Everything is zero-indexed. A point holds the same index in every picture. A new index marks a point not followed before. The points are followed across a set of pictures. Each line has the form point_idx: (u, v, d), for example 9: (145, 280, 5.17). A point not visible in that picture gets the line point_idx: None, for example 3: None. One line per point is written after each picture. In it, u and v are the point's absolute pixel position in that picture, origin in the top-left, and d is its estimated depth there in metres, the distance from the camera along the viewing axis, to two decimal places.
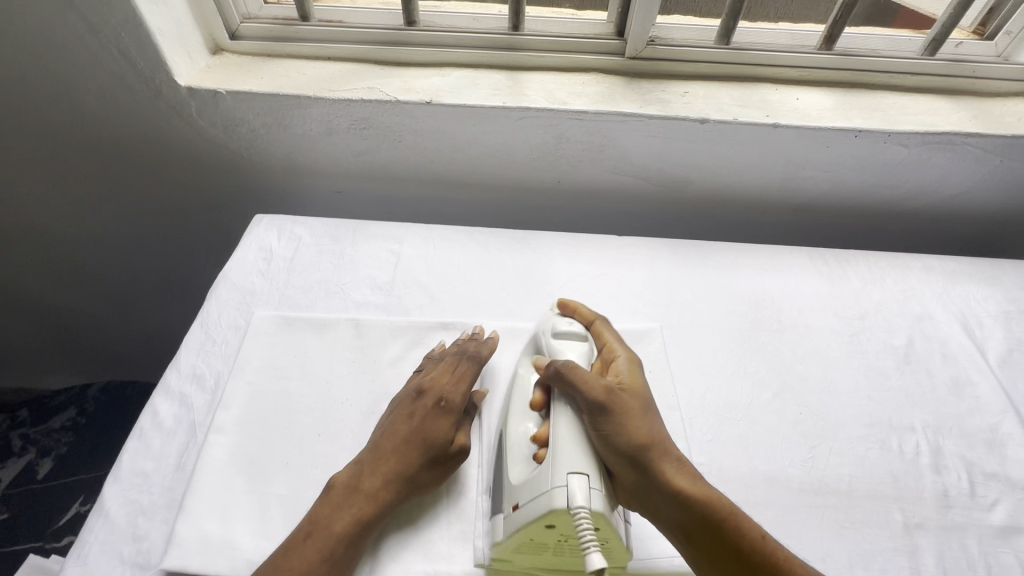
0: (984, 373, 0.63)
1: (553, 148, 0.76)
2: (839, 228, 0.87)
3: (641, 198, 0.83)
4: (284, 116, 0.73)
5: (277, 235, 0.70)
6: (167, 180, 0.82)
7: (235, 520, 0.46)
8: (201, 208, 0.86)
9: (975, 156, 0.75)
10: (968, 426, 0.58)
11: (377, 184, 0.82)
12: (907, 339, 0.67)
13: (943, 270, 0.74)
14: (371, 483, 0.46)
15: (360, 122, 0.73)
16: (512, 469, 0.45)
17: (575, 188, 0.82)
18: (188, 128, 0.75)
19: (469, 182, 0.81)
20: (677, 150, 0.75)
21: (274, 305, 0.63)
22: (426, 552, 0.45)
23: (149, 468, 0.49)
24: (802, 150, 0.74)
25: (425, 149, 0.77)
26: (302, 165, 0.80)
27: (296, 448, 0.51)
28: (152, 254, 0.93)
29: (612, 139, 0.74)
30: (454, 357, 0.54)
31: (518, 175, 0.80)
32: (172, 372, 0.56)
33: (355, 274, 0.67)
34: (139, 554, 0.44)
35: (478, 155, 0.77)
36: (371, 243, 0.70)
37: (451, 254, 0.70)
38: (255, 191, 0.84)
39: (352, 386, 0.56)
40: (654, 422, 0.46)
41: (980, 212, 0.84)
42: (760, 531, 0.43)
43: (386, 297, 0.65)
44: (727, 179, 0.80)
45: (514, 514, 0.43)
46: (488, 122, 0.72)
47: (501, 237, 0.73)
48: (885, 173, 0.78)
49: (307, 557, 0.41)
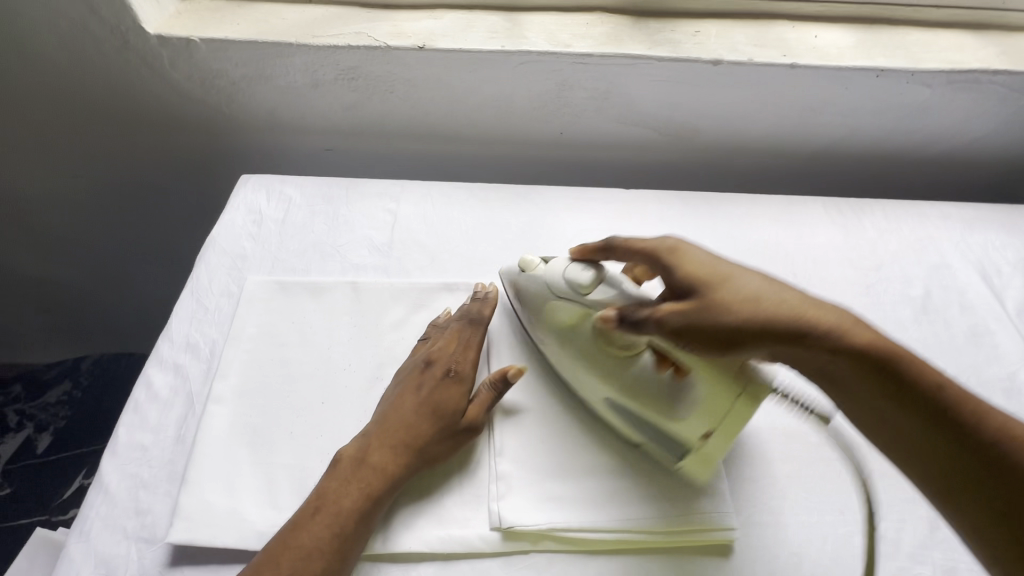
0: (1002, 321, 0.62)
1: (555, 97, 0.71)
2: (853, 178, 0.84)
3: (650, 149, 0.79)
4: (266, 65, 0.68)
5: (266, 196, 0.66)
6: (146, 141, 0.77)
7: (241, 490, 0.45)
8: (183, 171, 0.82)
9: (1000, 95, 0.71)
10: (985, 376, 0.57)
11: (370, 141, 0.78)
12: (925, 289, 0.65)
13: (961, 218, 0.72)
14: (380, 457, 0.44)
15: (348, 71, 0.68)
16: (666, 409, 0.45)
17: (579, 140, 0.77)
18: (161, 81, 0.70)
19: (468, 136, 0.77)
20: (687, 96, 0.71)
21: (268, 269, 0.60)
22: (440, 518, 0.45)
23: (147, 441, 0.47)
24: (819, 93, 0.70)
25: (421, 100, 0.72)
26: (290, 122, 0.75)
27: (299, 416, 0.49)
28: (135, 221, 0.89)
29: (619, 85, 0.69)
30: (460, 325, 0.53)
31: (519, 127, 0.75)
32: (164, 342, 0.53)
33: (351, 234, 0.64)
34: (143, 528, 0.43)
35: (477, 107, 0.73)
36: (367, 201, 0.67)
37: (453, 213, 0.67)
38: (239, 151, 0.79)
39: (353, 352, 0.53)
40: (758, 289, 0.41)
41: (1001, 155, 0.80)
42: (922, 373, 0.38)
43: (385, 258, 0.62)
44: (739, 128, 0.76)
45: (716, 435, 0.43)
46: (486, 68, 0.67)
47: (503, 194, 0.69)
48: (904, 117, 0.74)
49: (316, 533, 0.40)
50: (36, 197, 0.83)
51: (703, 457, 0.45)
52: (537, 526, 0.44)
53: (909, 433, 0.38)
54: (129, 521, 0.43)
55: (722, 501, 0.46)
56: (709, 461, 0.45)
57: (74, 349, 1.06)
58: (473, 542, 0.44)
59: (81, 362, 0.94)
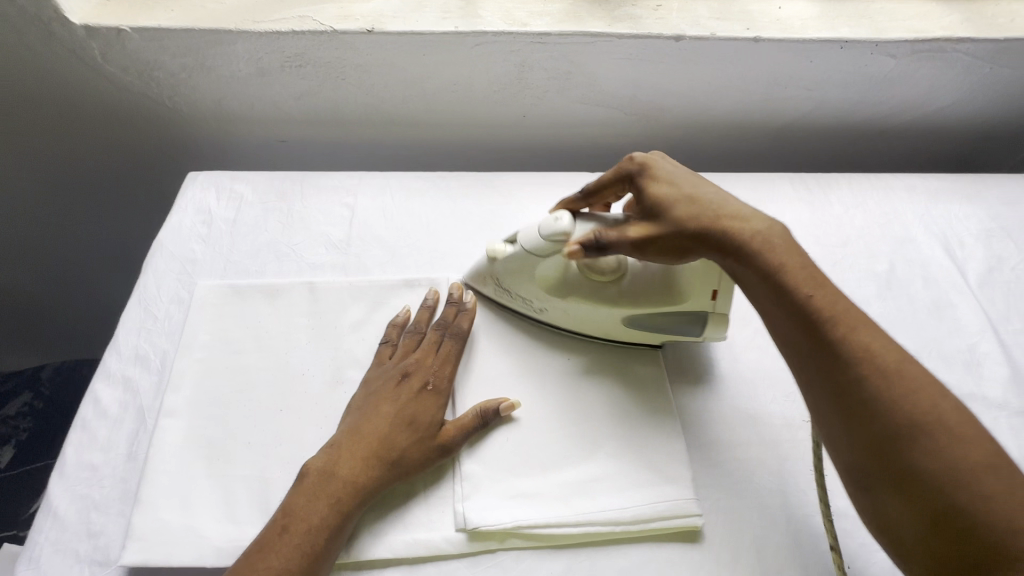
0: (962, 295, 0.76)
1: (516, 79, 0.77)
2: (819, 150, 0.92)
3: (623, 127, 0.85)
4: (204, 56, 0.75)
5: (218, 194, 0.78)
6: (91, 141, 0.88)
7: (196, 507, 0.54)
8: (135, 176, 0.94)
9: (965, 64, 0.78)
10: (947, 350, 0.72)
11: (328, 129, 0.86)
12: (889, 265, 0.80)
13: (926, 190, 0.87)
14: (349, 471, 0.53)
15: (294, 59, 0.75)
16: (678, 293, 0.60)
17: (540, 121, 0.84)
18: (103, 80, 0.79)
19: (432, 120, 0.84)
20: (648, 75, 0.77)
21: (221, 272, 0.71)
22: (407, 523, 0.55)
23: (98, 460, 0.58)
24: (782, 66, 0.76)
25: (403, 78, 0.77)
26: (259, 108, 0.83)
27: (258, 426, 0.58)
28: (90, 226, 1.00)
29: (580, 65, 0.75)
30: (437, 336, 0.62)
31: (481, 111, 0.82)
32: (114, 357, 0.64)
33: (312, 233, 0.75)
34: (96, 551, 0.53)
35: (435, 93, 0.79)
36: (322, 195, 0.78)
37: (414, 206, 0.77)
38: (186, 149, 0.91)
39: (311, 356, 0.63)
40: (704, 208, 0.55)
41: (959, 120, 0.88)
42: (806, 292, 0.50)
43: (344, 255, 0.73)
44: (706, 107, 0.83)
45: (719, 295, 0.60)
46: (438, 51, 0.73)
47: (469, 184, 0.80)
48: (867, 89, 0.81)
49: (287, 552, 0.48)
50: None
51: (718, 317, 0.62)
52: (502, 526, 0.54)
53: (799, 341, 0.50)
54: (85, 540, 0.53)
55: (642, 501, 0.56)
56: (723, 319, 0.62)
57: (37, 356, 1.14)
58: (438, 543, 0.54)
59: (38, 373, 0.94)
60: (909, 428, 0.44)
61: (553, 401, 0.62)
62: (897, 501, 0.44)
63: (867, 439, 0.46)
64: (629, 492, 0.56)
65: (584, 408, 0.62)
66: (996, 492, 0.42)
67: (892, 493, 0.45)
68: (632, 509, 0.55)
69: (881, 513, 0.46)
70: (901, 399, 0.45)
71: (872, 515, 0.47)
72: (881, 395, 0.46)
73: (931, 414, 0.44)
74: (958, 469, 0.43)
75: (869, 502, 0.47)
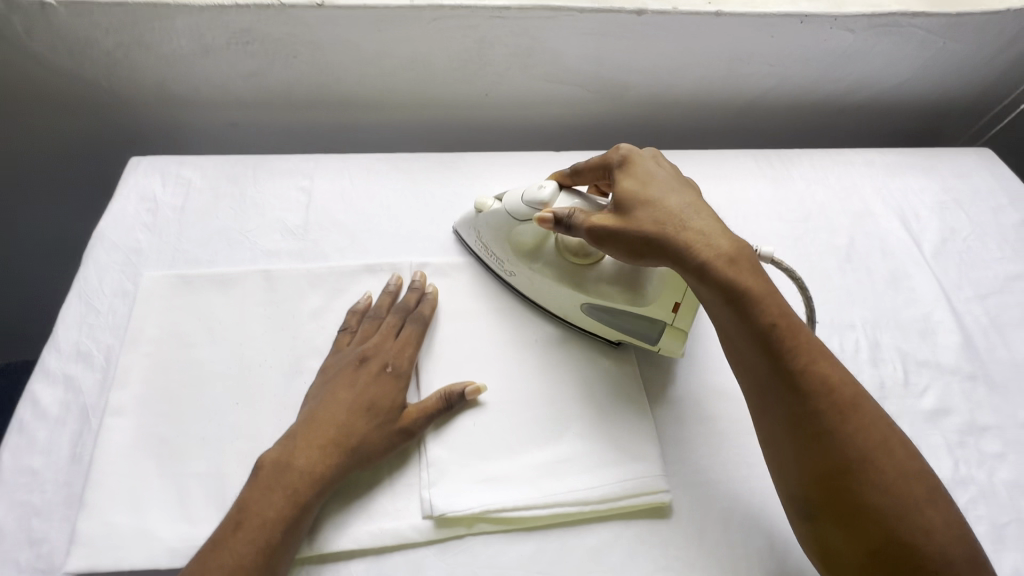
0: (919, 266, 0.87)
1: (479, 53, 0.98)
2: (775, 130, 1.16)
3: (583, 101, 1.07)
4: (137, 33, 0.91)
5: (149, 180, 1.03)
6: (27, 119, 1.03)
7: (145, 509, 0.67)
8: (75, 158, 1.11)
9: (922, 37, 0.98)
10: (906, 319, 0.82)
11: (318, 114, 1.09)
12: (850, 239, 0.90)
13: (883, 163, 0.98)
14: (304, 464, 0.65)
15: (239, 34, 0.93)
16: (640, 300, 0.74)
17: (506, 96, 1.06)
18: (19, 54, 0.93)
19: (417, 95, 1.05)
20: (609, 49, 0.98)
21: (164, 263, 0.95)
22: (376, 512, 0.67)
23: (38, 467, 0.71)
24: (744, 41, 0.97)
25: (403, 58, 0.99)
26: (276, 84, 1.02)
27: (214, 422, 0.73)
28: (36, 210, 1.17)
29: (537, 42, 0.96)
30: (396, 320, 0.79)
31: (438, 86, 1.04)
32: (54, 357, 0.80)
33: (262, 220, 0.99)
34: (41, 556, 0.65)
35: (399, 66, 1.00)
36: (270, 180, 1.04)
37: (367, 191, 1.03)
38: (128, 130, 1.09)
39: (268, 350, 0.79)
40: (674, 219, 0.67)
41: (922, 87, 1.08)
42: (770, 322, 0.62)
43: (300, 242, 0.95)
44: (666, 84, 1.05)
45: (682, 306, 0.73)
46: (388, 23, 0.92)
47: (426, 176, 1.06)
48: (842, 58, 1.00)
49: (247, 540, 0.60)
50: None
51: (676, 331, 0.76)
52: (468, 509, 0.66)
53: (763, 373, 0.62)
54: (26, 548, 0.66)
55: (582, 485, 0.69)
56: (678, 338, 0.76)
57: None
58: (407, 530, 0.66)
59: None
60: (860, 460, 0.57)
61: (523, 393, 0.76)
62: (842, 534, 0.57)
63: (825, 473, 0.58)
64: (564, 480, 0.69)
65: (550, 398, 0.76)
66: (917, 516, 0.55)
67: (839, 526, 0.57)
68: (580, 489, 0.68)
69: (828, 540, 0.58)
70: (854, 433, 0.57)
71: (818, 541, 0.59)
72: (839, 426, 0.58)
73: (882, 450, 0.57)
74: (898, 502, 0.55)
75: (818, 535, 0.59)
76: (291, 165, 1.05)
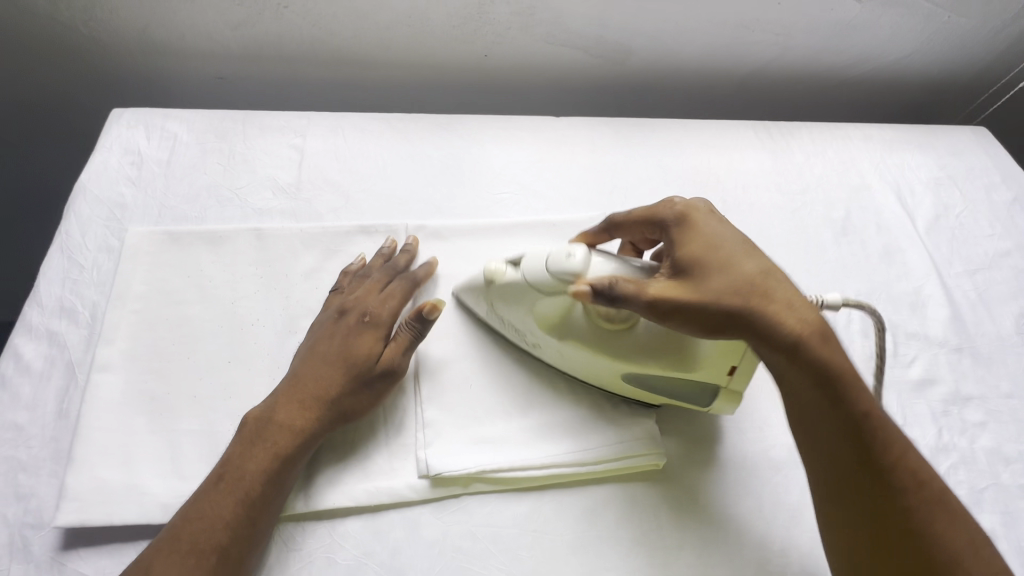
0: (904, 242, 1.05)
1: (525, 9, 1.12)
2: (766, 92, 1.37)
3: (611, 66, 1.26)
4: None
5: (148, 132, 1.06)
6: (71, 67, 1.20)
7: (135, 468, 0.75)
8: (103, 102, 1.27)
9: (927, 13, 1.22)
10: (896, 293, 0.99)
11: (379, 62, 1.21)
12: (846, 213, 1.08)
13: (880, 139, 1.19)
14: (285, 418, 0.72)
15: None
16: (693, 370, 0.73)
17: (568, 32, 1.17)
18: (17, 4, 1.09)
19: (463, 48, 1.19)
20: (614, 19, 1.15)
21: (168, 214, 0.98)
22: (369, 470, 0.75)
23: (24, 421, 0.78)
24: (751, 13, 1.17)
25: (423, 21, 1.13)
26: (340, 14, 1.11)
27: (214, 383, 0.81)
28: (72, 153, 1.36)
29: (550, 6, 1.12)
30: (377, 280, 0.85)
31: (452, 47, 1.18)
32: (36, 314, 0.86)
33: (258, 176, 1.03)
34: (120, 499, 0.72)
35: (442, 22, 1.13)
36: (270, 136, 1.07)
37: (379, 152, 1.08)
38: (144, 78, 1.22)
39: (263, 311, 0.88)
40: (755, 286, 0.66)
41: (927, 67, 1.36)
42: (866, 409, 0.64)
43: (296, 200, 1.01)
44: (667, 51, 1.24)
45: (736, 370, 0.72)
46: None
47: (435, 137, 1.11)
48: (835, 32, 1.23)
49: (229, 493, 0.67)
50: (43, 87, 1.23)
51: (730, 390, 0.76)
52: (467, 469, 0.75)
53: (861, 471, 0.63)
54: (14, 502, 0.73)
55: (611, 441, 0.79)
56: (734, 399, 0.76)
57: None
58: (404, 486, 0.75)
59: None
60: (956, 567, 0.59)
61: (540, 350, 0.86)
62: None
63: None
64: (602, 433, 0.80)
65: None
66: None
67: None
68: (615, 443, 0.79)
69: None
70: (953, 537, 0.60)
71: None
72: (936, 525, 0.61)
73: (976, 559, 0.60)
74: None
75: None
76: (282, 122, 1.09)
